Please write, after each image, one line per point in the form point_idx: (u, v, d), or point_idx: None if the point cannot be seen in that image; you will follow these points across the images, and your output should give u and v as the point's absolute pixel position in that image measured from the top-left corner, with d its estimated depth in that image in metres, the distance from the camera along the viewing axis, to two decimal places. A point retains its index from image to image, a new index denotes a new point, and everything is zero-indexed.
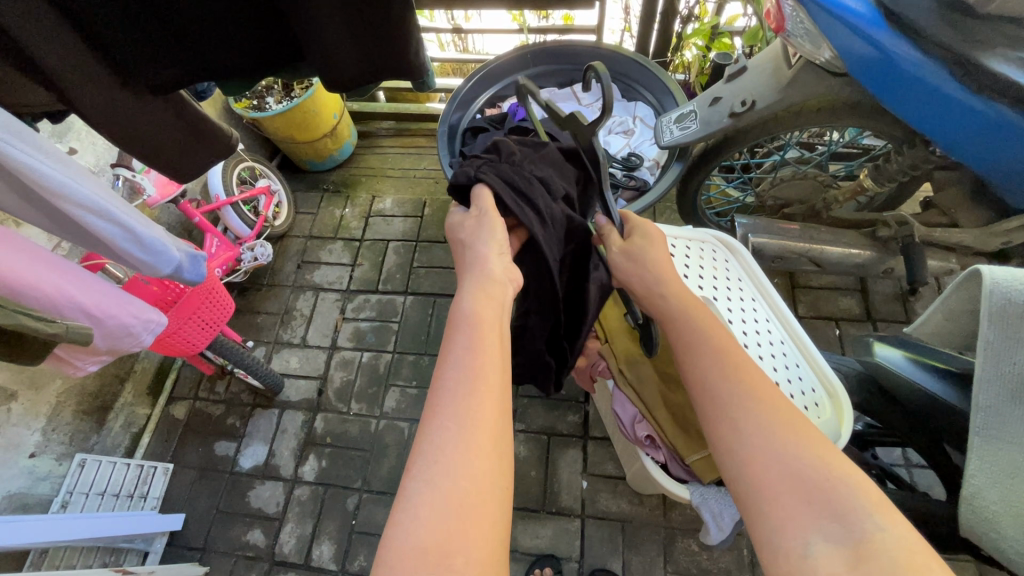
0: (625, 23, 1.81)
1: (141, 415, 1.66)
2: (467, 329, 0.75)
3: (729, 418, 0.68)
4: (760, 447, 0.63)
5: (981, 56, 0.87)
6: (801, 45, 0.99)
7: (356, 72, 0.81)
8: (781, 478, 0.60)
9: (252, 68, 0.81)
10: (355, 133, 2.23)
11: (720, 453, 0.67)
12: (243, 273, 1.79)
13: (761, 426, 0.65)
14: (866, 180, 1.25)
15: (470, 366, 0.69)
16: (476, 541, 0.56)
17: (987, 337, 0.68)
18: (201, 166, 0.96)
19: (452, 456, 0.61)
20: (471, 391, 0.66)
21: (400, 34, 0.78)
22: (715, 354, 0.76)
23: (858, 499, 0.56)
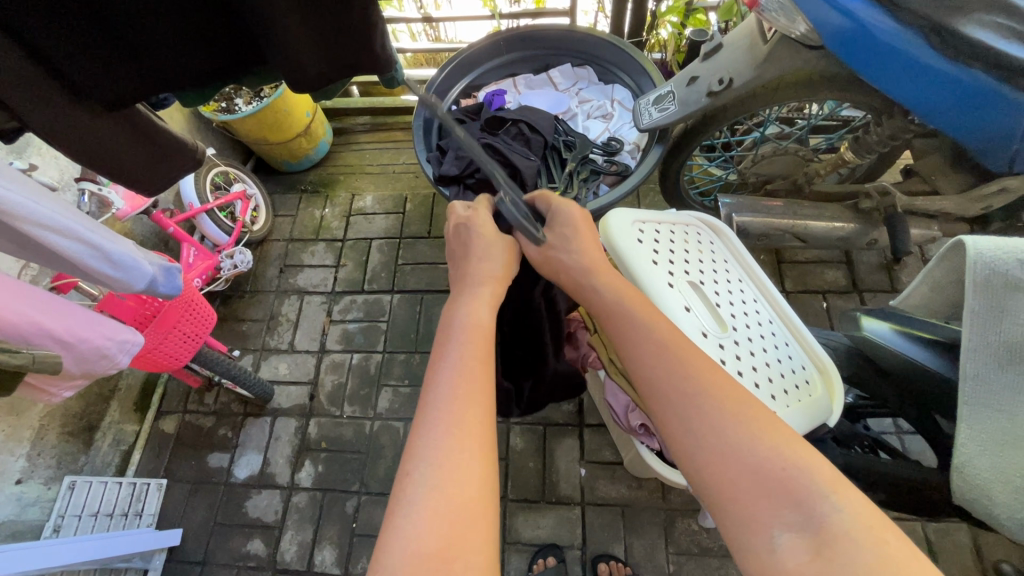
0: (597, 4, 1.78)
1: (129, 432, 1.63)
2: (462, 340, 0.74)
3: (681, 415, 0.67)
4: (715, 447, 0.62)
5: (956, 22, 0.87)
6: (776, 19, 0.97)
7: (323, 66, 0.77)
8: (740, 473, 0.59)
9: (211, 72, 0.78)
10: (330, 131, 2.17)
11: (677, 455, 0.66)
12: (225, 281, 1.75)
13: (715, 418, 0.64)
14: (847, 152, 1.25)
15: (461, 376, 0.68)
16: (475, 541, 0.54)
17: (973, 308, 0.69)
18: (169, 180, 0.93)
19: (446, 463, 0.59)
20: (462, 399, 0.65)
21: (363, 28, 0.75)
22: (660, 353, 0.74)
23: (815, 483, 0.56)
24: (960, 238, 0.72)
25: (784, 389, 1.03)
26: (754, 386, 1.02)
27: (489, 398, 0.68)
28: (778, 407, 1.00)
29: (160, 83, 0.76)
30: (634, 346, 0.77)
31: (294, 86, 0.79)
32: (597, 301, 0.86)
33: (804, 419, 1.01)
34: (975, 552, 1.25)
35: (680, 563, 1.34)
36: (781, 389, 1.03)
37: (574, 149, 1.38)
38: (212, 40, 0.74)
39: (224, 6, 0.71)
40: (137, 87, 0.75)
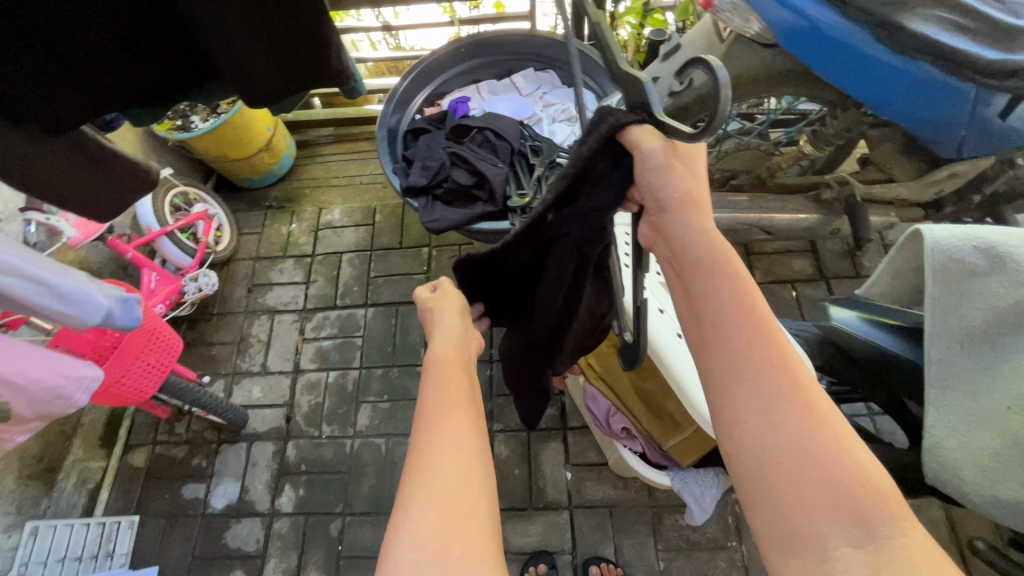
0: (557, 6, 1.78)
1: (95, 469, 1.56)
2: (438, 368, 0.76)
3: (755, 405, 0.56)
4: (786, 447, 0.53)
5: (899, 16, 0.89)
6: (731, 19, 0.98)
7: (278, 82, 0.75)
8: (808, 480, 0.52)
9: (160, 86, 0.74)
10: (293, 144, 2.12)
11: (733, 445, 0.57)
12: (190, 305, 1.69)
13: (793, 416, 0.54)
14: (807, 146, 1.30)
15: (451, 394, 0.72)
16: (468, 534, 0.58)
17: (934, 293, 0.72)
18: (123, 204, 0.89)
19: (439, 472, 0.62)
20: (448, 412, 0.69)
21: (317, 38, 0.73)
22: (747, 327, 0.59)
23: (883, 502, 0.50)
24: (915, 228, 0.76)
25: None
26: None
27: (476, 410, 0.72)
28: None
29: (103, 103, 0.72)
30: (706, 313, 0.61)
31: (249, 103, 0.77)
32: (678, 243, 0.64)
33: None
34: (948, 525, 1.29)
35: (670, 560, 1.35)
36: None
37: (540, 154, 1.34)
38: (151, 50, 0.70)
39: (170, 19, 0.69)
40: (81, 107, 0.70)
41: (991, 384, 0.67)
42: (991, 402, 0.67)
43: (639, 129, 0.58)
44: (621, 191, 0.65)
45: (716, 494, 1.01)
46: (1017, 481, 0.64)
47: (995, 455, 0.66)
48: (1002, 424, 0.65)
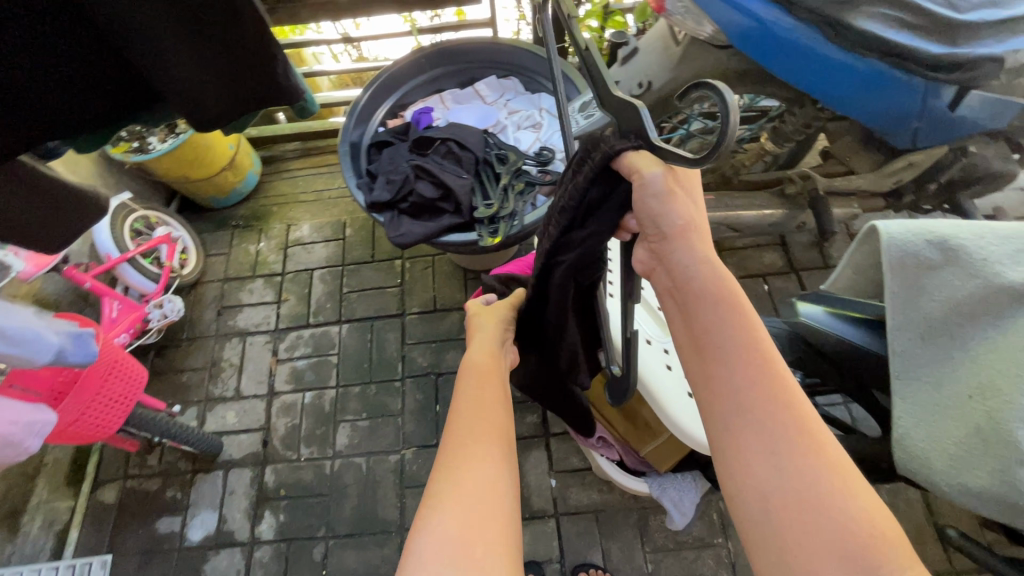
0: (518, 11, 1.78)
1: (63, 508, 1.50)
2: (474, 378, 0.81)
3: (761, 446, 0.60)
4: (792, 491, 0.57)
5: (846, 15, 0.90)
6: (683, 23, 1.01)
7: (223, 106, 0.75)
8: (809, 519, 0.55)
9: (101, 111, 0.72)
10: (258, 161, 2.08)
11: (734, 481, 0.61)
12: (156, 332, 1.64)
13: (798, 460, 0.58)
14: (768, 142, 1.32)
15: (484, 402, 0.76)
16: (491, 529, 0.61)
17: (892, 288, 0.73)
18: (71, 234, 0.84)
19: (469, 470, 0.66)
20: (481, 417, 0.73)
21: (262, 59, 0.74)
22: (751, 368, 0.63)
23: (887, 553, 0.52)
24: (871, 223, 0.77)
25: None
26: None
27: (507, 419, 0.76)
28: None
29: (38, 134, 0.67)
30: (709, 353, 0.66)
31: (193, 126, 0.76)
32: (681, 273, 0.68)
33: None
34: (926, 508, 1.32)
35: (657, 561, 1.35)
36: None
37: (506, 162, 1.36)
38: (83, 72, 0.68)
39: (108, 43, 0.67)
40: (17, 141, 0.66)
41: (955, 374, 0.68)
42: (954, 391, 0.68)
43: (637, 154, 0.59)
44: (619, 216, 0.67)
45: (694, 498, 1.08)
46: (984, 468, 0.64)
47: (960, 443, 0.66)
48: (966, 412, 0.66)
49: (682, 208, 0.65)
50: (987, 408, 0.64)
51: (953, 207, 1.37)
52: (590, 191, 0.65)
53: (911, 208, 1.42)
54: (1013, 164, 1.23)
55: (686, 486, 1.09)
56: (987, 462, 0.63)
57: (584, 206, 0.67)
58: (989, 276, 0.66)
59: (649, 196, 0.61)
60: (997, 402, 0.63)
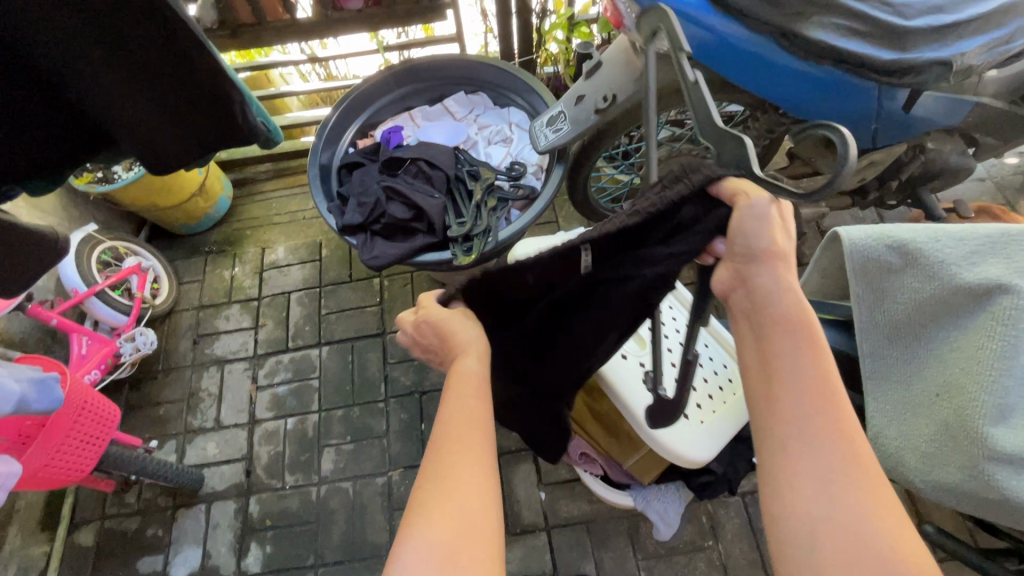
0: (485, 25, 1.79)
1: (38, 554, 1.45)
2: (461, 387, 0.67)
3: (812, 476, 0.55)
4: (843, 528, 0.52)
5: (798, 27, 0.93)
6: (640, 38, 1.02)
7: (180, 139, 0.92)
8: (861, 557, 0.50)
9: (74, 147, 0.88)
10: (229, 184, 2.05)
11: (783, 507, 0.55)
12: (130, 365, 1.60)
13: (854, 497, 0.53)
14: (734, 149, 1.32)
15: (472, 419, 0.64)
16: (472, 568, 0.54)
17: (858, 292, 0.75)
18: (34, 274, 0.89)
19: (450, 501, 0.57)
20: (467, 438, 0.62)
21: (216, 107, 0.91)
22: (821, 396, 0.57)
23: None
24: (835, 228, 0.79)
25: (708, 395, 1.07)
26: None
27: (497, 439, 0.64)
28: (704, 415, 1.04)
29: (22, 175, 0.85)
30: (777, 375, 0.60)
31: (150, 153, 0.91)
32: (761, 295, 0.63)
33: (730, 422, 1.04)
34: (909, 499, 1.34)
35: (651, 568, 1.35)
36: (705, 396, 1.07)
37: (476, 179, 1.38)
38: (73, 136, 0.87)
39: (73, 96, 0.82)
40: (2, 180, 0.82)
41: (921, 373, 0.71)
42: (923, 389, 0.70)
43: (738, 179, 0.60)
44: (710, 239, 0.63)
45: (678, 509, 1.11)
46: (953, 465, 0.65)
47: (931, 440, 0.68)
48: (933, 409, 0.68)
49: (776, 236, 0.62)
50: (952, 406, 0.66)
51: (916, 202, 1.40)
52: (683, 211, 0.62)
53: (877, 205, 1.45)
54: (969, 159, 1.27)
55: (670, 497, 1.11)
56: (956, 459, 0.65)
57: (673, 224, 0.63)
58: (947, 277, 0.67)
59: (753, 219, 0.59)
60: (961, 399, 0.65)
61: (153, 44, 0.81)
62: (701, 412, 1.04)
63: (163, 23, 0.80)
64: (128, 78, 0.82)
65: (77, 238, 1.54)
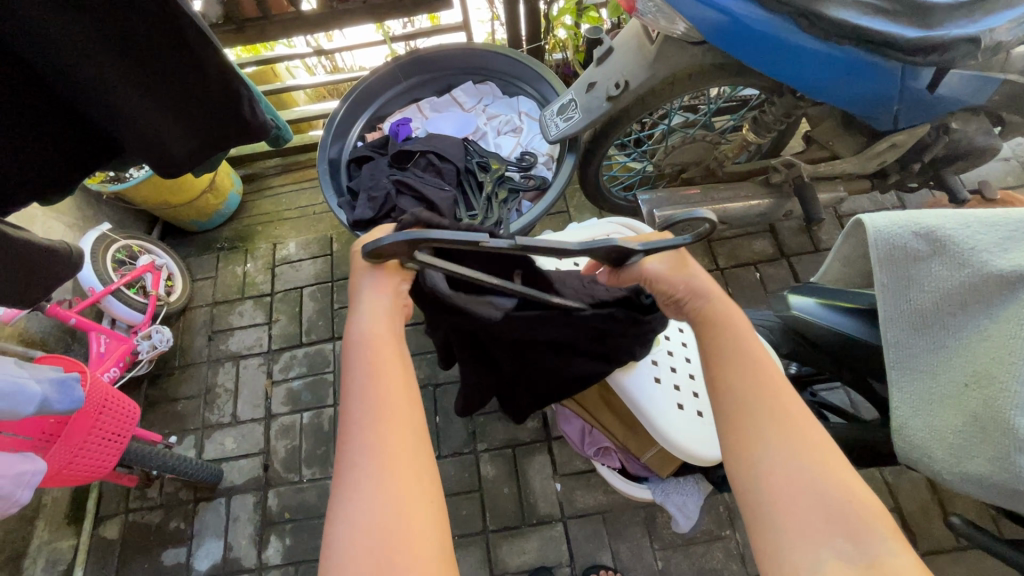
0: (492, 13, 1.76)
1: (66, 548, 1.49)
2: (362, 353, 0.63)
3: (749, 421, 0.60)
4: (776, 460, 0.57)
5: (818, 6, 0.91)
6: (656, 21, 0.98)
7: (187, 143, 0.90)
8: (803, 496, 0.54)
9: (79, 152, 0.86)
10: (239, 180, 2.05)
11: (733, 462, 0.60)
12: (148, 362, 1.62)
13: (782, 433, 0.58)
14: (749, 134, 1.27)
15: (378, 385, 0.60)
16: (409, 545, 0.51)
17: (883, 282, 0.73)
18: (50, 288, 0.93)
19: (371, 481, 0.54)
20: (378, 405, 0.59)
21: (224, 105, 0.88)
22: (742, 360, 0.65)
23: (876, 522, 0.52)
24: (859, 216, 0.77)
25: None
26: (694, 395, 1.05)
27: (414, 415, 0.60)
28: None
29: (43, 183, 0.85)
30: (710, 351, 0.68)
31: (154, 160, 0.89)
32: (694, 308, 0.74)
33: None
34: (932, 490, 1.32)
35: (667, 558, 1.35)
36: None
37: (489, 172, 1.39)
38: (81, 139, 0.85)
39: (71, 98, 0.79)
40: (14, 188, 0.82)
41: (947, 364, 0.68)
42: (951, 379, 0.67)
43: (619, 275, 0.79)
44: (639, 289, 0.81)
45: (698, 501, 1.12)
46: (982, 456, 0.63)
47: (959, 431, 0.66)
48: (960, 400, 0.66)
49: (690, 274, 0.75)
50: (982, 396, 0.63)
51: (938, 184, 1.36)
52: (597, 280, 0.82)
53: (898, 188, 1.41)
54: (993, 139, 1.23)
55: (691, 489, 1.12)
56: (985, 450, 0.63)
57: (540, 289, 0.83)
58: (979, 265, 0.65)
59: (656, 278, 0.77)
60: (991, 389, 0.62)
61: (160, 39, 0.78)
62: None
63: (170, 18, 0.77)
64: (133, 76, 0.79)
65: (92, 236, 1.55)
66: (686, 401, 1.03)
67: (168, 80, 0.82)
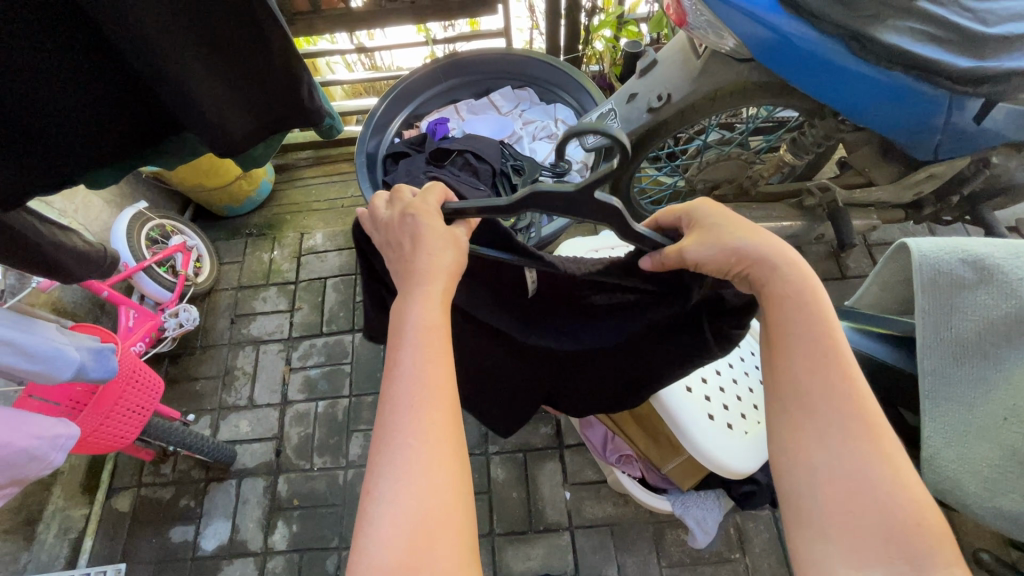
0: (532, 21, 1.79)
1: (78, 517, 1.52)
2: (414, 339, 0.58)
3: (821, 422, 0.57)
4: (840, 465, 0.55)
5: (870, 30, 0.91)
6: (705, 36, 1.01)
7: (248, 129, 0.86)
8: (860, 509, 0.53)
9: (136, 135, 0.82)
10: (272, 170, 2.09)
11: (787, 457, 0.58)
12: (171, 340, 1.64)
13: (856, 442, 0.55)
14: (787, 154, 1.28)
15: (426, 384, 0.56)
16: (442, 555, 0.50)
17: (923, 307, 0.72)
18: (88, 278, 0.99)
19: (410, 489, 0.52)
20: (424, 408, 0.55)
21: (287, 87, 0.85)
22: (814, 352, 0.59)
23: (936, 549, 0.50)
24: (902, 240, 0.77)
25: (752, 406, 1.08)
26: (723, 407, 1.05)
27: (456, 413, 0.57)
28: (749, 427, 1.04)
29: (92, 159, 0.80)
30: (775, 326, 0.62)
31: (214, 146, 0.85)
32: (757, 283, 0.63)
33: None
34: (949, 526, 1.29)
35: None
36: (750, 406, 1.08)
37: (525, 174, 1.40)
38: (128, 111, 0.78)
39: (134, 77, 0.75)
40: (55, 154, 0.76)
41: (986, 396, 0.66)
42: (987, 411, 0.66)
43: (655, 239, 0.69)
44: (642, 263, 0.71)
45: (716, 518, 1.13)
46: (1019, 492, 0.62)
47: (995, 466, 0.64)
48: (1000, 434, 0.64)
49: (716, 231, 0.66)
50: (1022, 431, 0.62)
51: (975, 219, 1.35)
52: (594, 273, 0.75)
53: (932, 220, 1.40)
54: None
55: (711, 504, 1.13)
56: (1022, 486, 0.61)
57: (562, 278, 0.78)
58: None
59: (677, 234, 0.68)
60: None
61: (225, 10, 0.73)
62: (744, 424, 1.04)
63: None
64: (205, 56, 0.75)
65: (129, 215, 1.59)
66: (716, 412, 1.03)
67: (232, 52, 0.77)
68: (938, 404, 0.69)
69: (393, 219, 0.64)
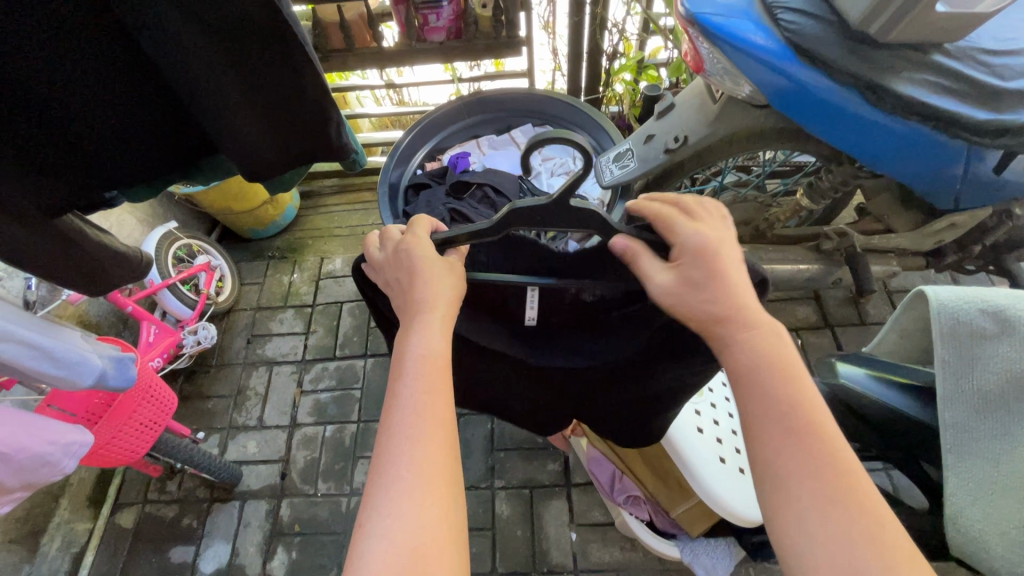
0: (555, 63, 1.85)
1: (81, 531, 1.52)
2: (416, 370, 0.59)
3: (806, 493, 0.54)
4: (831, 539, 0.52)
5: (887, 80, 0.91)
6: (722, 82, 1.05)
7: (278, 157, 0.90)
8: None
9: (173, 156, 0.87)
10: (297, 196, 2.15)
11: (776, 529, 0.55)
12: (188, 357, 1.67)
13: (846, 517, 0.52)
14: (804, 199, 1.28)
15: (424, 415, 0.57)
16: None
17: (944, 357, 0.70)
18: (123, 282, 0.99)
19: (407, 519, 0.51)
20: (421, 440, 0.56)
21: (319, 120, 0.88)
22: (788, 423, 0.57)
23: None
24: (919, 289, 0.77)
25: None
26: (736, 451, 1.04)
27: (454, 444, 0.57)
28: None
29: (130, 177, 0.85)
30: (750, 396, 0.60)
31: (249, 171, 0.88)
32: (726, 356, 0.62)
33: None
34: None
35: None
36: None
37: None
38: (167, 133, 0.83)
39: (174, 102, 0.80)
40: (99, 169, 0.81)
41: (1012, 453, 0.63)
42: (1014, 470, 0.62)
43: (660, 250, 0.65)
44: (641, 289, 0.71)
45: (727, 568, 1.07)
46: None
47: None
48: None
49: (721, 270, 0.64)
50: None
51: (998, 270, 1.33)
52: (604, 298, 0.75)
53: (954, 268, 1.38)
54: None
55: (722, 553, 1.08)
56: None
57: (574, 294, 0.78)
58: None
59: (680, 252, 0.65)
60: None
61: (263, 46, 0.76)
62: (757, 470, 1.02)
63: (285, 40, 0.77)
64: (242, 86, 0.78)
65: (159, 234, 1.65)
66: (728, 456, 1.01)
67: (266, 85, 0.80)
68: (963, 459, 0.66)
69: (387, 257, 0.67)
